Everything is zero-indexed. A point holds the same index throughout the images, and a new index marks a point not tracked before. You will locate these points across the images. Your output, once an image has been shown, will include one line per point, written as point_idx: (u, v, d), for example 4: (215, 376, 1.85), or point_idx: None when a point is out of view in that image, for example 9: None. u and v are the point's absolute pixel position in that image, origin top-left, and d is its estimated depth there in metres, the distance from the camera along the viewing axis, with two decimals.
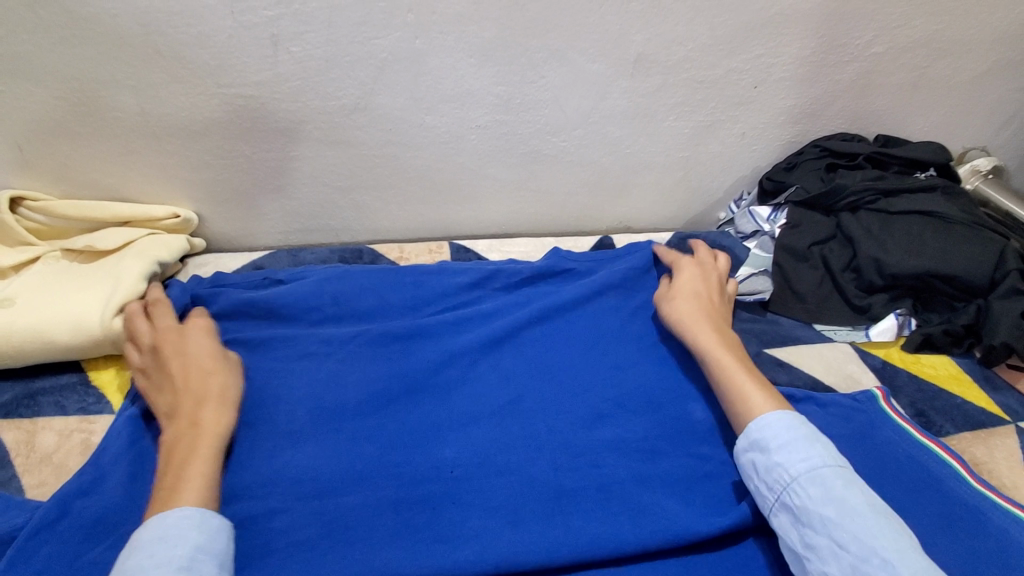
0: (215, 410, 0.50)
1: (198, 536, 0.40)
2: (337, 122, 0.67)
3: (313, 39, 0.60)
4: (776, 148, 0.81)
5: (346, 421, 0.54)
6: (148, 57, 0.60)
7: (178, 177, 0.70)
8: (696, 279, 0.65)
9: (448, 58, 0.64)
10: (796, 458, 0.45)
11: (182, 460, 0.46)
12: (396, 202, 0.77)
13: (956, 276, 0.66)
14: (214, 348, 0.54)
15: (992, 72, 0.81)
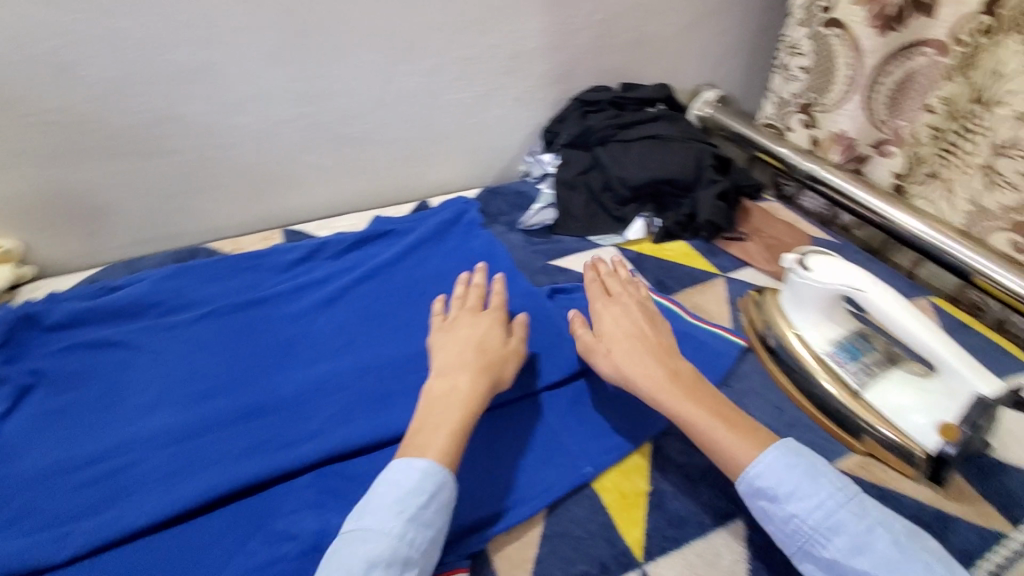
0: (472, 378, 0.57)
1: (445, 511, 0.50)
2: (146, 134, 0.75)
3: (102, 61, 0.68)
4: (549, 105, 0.97)
5: (191, 383, 0.63)
6: None
7: None
8: (620, 319, 0.65)
9: (235, 64, 0.74)
10: (812, 503, 0.48)
11: (440, 417, 0.54)
12: (221, 204, 0.84)
13: (675, 179, 0.87)
14: (501, 335, 0.63)
15: (700, 22, 1.01)
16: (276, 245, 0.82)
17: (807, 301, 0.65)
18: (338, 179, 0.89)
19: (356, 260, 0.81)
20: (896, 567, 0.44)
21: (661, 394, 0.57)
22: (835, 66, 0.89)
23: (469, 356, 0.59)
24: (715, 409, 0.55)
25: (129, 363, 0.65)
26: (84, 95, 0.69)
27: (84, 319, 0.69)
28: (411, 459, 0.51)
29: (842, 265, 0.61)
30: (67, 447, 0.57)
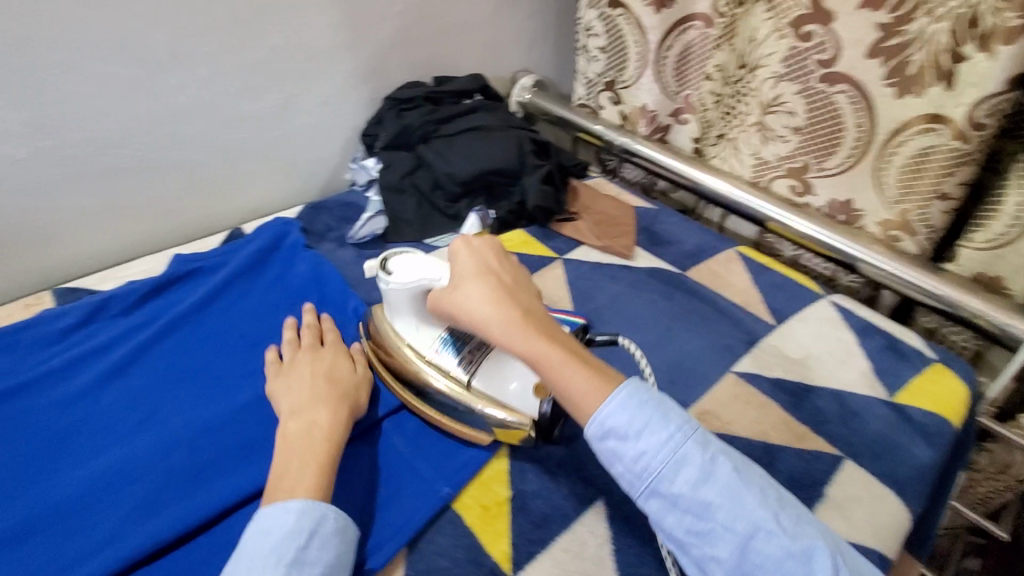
0: (328, 410, 0.53)
1: (332, 546, 0.44)
2: (71, 161, 0.72)
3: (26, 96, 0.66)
4: (505, 136, 0.89)
5: (52, 437, 0.56)
6: None
7: None
8: (486, 255, 0.56)
9: (175, 80, 0.75)
10: (640, 437, 0.45)
11: (303, 459, 0.48)
12: (150, 218, 0.81)
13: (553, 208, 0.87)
14: (339, 370, 0.58)
15: (682, 56, 0.89)
16: (195, 266, 0.76)
17: (406, 307, 0.58)
18: (276, 178, 0.91)
19: (271, 294, 0.74)
20: (739, 493, 0.43)
21: (525, 327, 0.51)
22: (840, 129, 0.76)
23: (316, 393, 0.54)
24: (576, 361, 0.49)
25: None
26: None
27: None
28: (289, 498, 0.45)
29: (421, 263, 0.57)
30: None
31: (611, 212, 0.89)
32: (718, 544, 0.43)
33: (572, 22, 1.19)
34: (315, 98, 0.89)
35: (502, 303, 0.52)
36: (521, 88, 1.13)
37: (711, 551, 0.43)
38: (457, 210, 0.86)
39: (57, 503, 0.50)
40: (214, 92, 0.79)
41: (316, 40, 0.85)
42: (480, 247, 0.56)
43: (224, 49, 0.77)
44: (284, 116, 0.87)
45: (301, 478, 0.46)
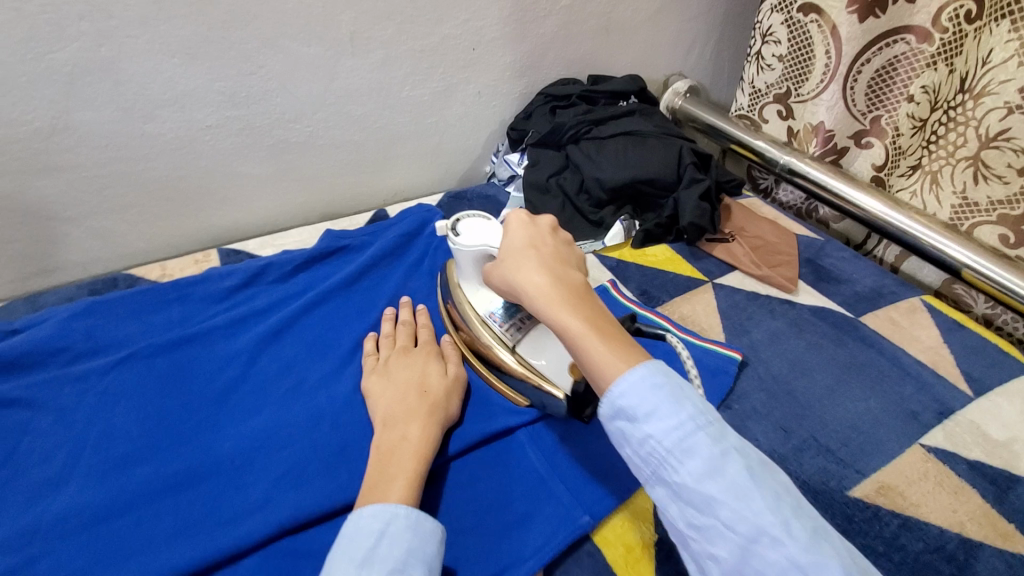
0: (421, 425, 0.51)
1: (420, 537, 0.42)
2: (253, 132, 0.76)
3: (226, 69, 0.69)
4: (662, 144, 0.83)
5: (214, 394, 0.59)
6: (36, 91, 0.61)
7: (52, 207, 0.69)
8: (528, 232, 0.52)
9: (354, 61, 0.77)
10: (667, 421, 0.40)
11: (393, 471, 0.47)
12: (308, 191, 0.85)
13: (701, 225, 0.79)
14: (432, 372, 0.57)
15: (881, 73, 0.80)
16: (344, 244, 0.78)
17: (470, 270, 0.61)
18: (422, 164, 0.92)
19: (411, 280, 0.74)
20: (747, 496, 0.37)
21: (551, 291, 0.47)
22: None
23: (412, 402, 0.53)
24: (601, 332, 0.45)
25: (116, 394, 0.58)
26: (199, 86, 0.69)
27: (136, 308, 0.67)
28: (386, 501, 0.43)
29: (487, 227, 0.59)
30: (76, 441, 0.54)
31: (770, 238, 0.82)
32: (717, 542, 0.37)
33: (736, 26, 1.11)
34: (471, 87, 0.89)
35: (540, 266, 0.49)
36: (674, 92, 1.06)
37: (710, 547, 0.37)
38: (601, 217, 0.83)
39: (212, 459, 0.52)
40: (384, 76, 0.80)
41: (482, 30, 0.84)
42: (525, 217, 0.54)
43: (398, 33, 0.78)
44: (440, 104, 0.87)
45: (391, 488, 0.45)
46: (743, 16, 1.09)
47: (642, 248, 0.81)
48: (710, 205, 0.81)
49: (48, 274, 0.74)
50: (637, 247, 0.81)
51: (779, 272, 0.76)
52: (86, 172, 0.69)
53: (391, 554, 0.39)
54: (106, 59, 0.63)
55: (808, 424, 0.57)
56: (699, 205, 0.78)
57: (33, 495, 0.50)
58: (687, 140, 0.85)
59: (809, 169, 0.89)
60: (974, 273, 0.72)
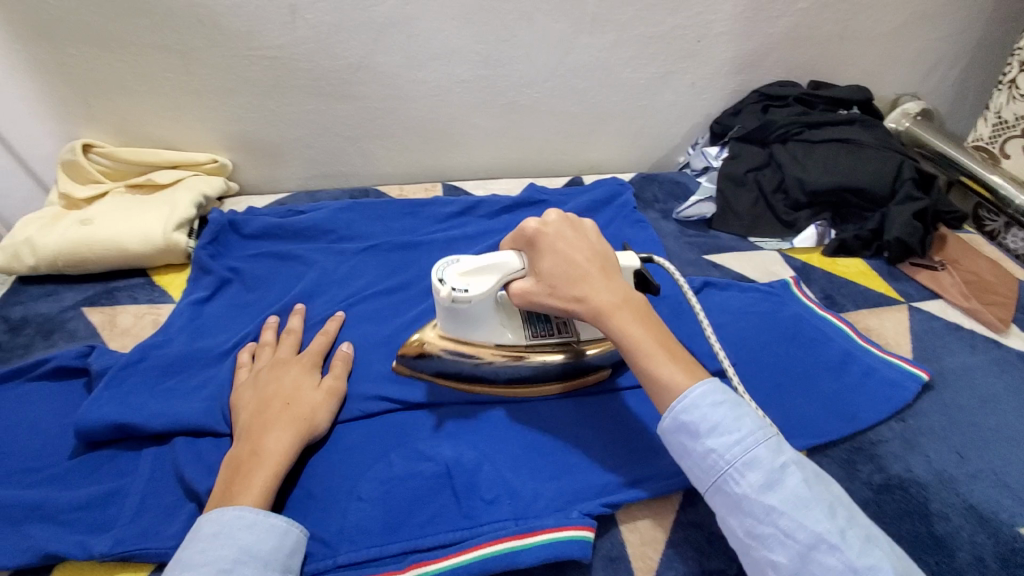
0: (279, 435, 0.49)
1: (265, 530, 0.43)
2: (492, 92, 0.89)
3: (488, 35, 0.83)
4: (879, 157, 0.81)
5: (426, 286, 0.73)
6: (354, 38, 0.80)
7: (336, 127, 0.89)
8: (563, 240, 0.52)
9: (590, 40, 0.86)
10: (728, 433, 0.44)
11: (240, 483, 0.45)
12: (520, 150, 0.96)
13: (908, 244, 0.76)
14: (304, 381, 0.55)
15: None
16: (544, 198, 0.88)
17: (486, 317, 0.54)
18: (621, 142, 0.99)
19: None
20: (807, 504, 0.41)
21: (615, 309, 0.49)
22: None
23: (275, 411, 0.51)
24: (660, 342, 0.48)
25: (362, 271, 0.74)
26: (466, 46, 0.84)
27: (380, 213, 0.84)
28: (232, 507, 0.43)
29: (482, 262, 0.52)
30: (332, 294, 0.71)
31: (986, 276, 0.76)
32: (776, 547, 0.40)
33: (991, 52, 1.01)
34: (686, 78, 0.93)
35: (597, 285, 0.50)
36: (902, 113, 0.99)
37: (769, 554, 0.40)
38: (794, 219, 0.83)
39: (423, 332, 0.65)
40: (611, 56, 0.88)
41: (711, 24, 0.88)
42: (559, 225, 0.52)
43: (635, 18, 0.85)
44: (654, 89, 0.93)
45: (245, 494, 0.44)
46: (1001, 44, 1.00)
47: (833, 258, 0.80)
48: (922, 226, 0.78)
49: (321, 178, 0.94)
50: (827, 257, 0.80)
51: (991, 312, 0.71)
52: (369, 104, 0.87)
53: (221, 553, 0.40)
54: (408, 16, 0.80)
55: (990, 458, 0.56)
56: (910, 224, 0.76)
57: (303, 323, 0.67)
58: (908, 157, 0.81)
59: None
60: None
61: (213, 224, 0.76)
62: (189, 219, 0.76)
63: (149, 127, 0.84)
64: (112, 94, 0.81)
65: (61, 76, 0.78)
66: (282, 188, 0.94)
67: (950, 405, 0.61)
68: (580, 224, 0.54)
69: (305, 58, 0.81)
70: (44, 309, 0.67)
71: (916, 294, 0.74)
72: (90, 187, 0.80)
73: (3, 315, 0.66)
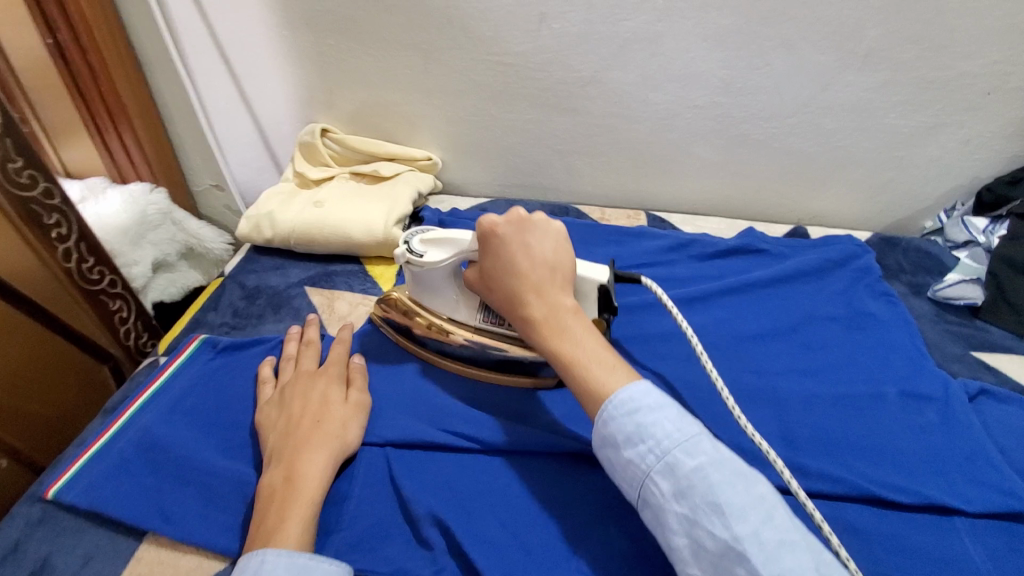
0: (313, 461, 0.48)
1: (295, 566, 0.40)
2: (720, 123, 0.81)
3: (737, 61, 0.75)
4: None
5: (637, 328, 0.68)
6: (590, 52, 0.77)
7: (548, 140, 0.86)
8: (505, 245, 0.51)
9: (853, 79, 0.75)
10: (643, 442, 0.41)
11: (280, 512, 0.44)
12: (736, 188, 0.87)
13: None
14: (334, 395, 0.55)
15: None
16: (764, 247, 0.78)
17: (444, 289, 0.58)
18: (855, 195, 0.86)
19: (829, 303, 0.70)
20: (720, 506, 0.38)
21: (548, 318, 0.48)
22: None
23: (305, 432, 0.50)
24: (593, 353, 0.46)
25: None
26: (709, 70, 0.77)
27: (585, 238, 0.80)
28: (270, 547, 0.42)
29: (444, 236, 0.56)
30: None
31: None
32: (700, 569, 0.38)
33: None
34: (965, 132, 0.78)
35: (523, 294, 0.49)
36: None
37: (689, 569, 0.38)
38: None
39: None
40: (874, 98, 0.76)
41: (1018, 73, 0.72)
42: (510, 229, 0.51)
43: (919, 58, 0.72)
44: (918, 140, 0.79)
45: (284, 533, 0.43)
46: None
47: None
48: None
49: (522, 188, 0.93)
50: None
51: None
52: (589, 119, 0.83)
53: None
54: (656, 34, 0.74)
55: None
56: None
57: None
58: None
59: None
60: None
61: (428, 225, 0.77)
62: (405, 217, 0.77)
63: (377, 119, 0.87)
64: (353, 85, 0.84)
65: (314, 61, 0.83)
66: (481, 192, 0.94)
67: None
68: (531, 227, 0.52)
69: (539, 67, 0.79)
70: (274, 282, 0.72)
71: None
72: (320, 169, 0.85)
73: (241, 281, 0.72)
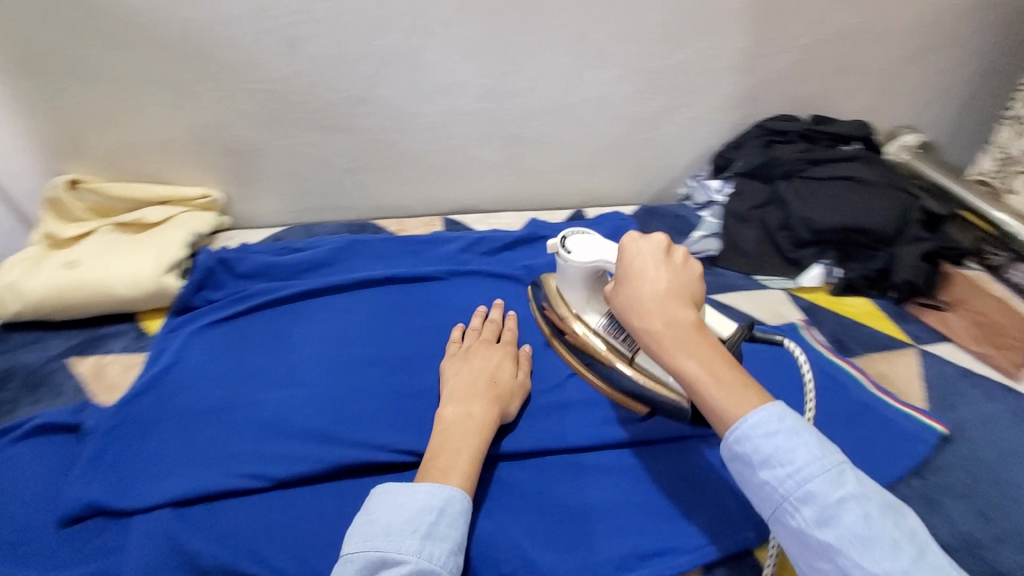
0: (483, 407, 0.56)
1: (460, 525, 0.47)
2: (492, 127, 0.88)
3: (492, 70, 0.82)
4: (882, 195, 0.79)
5: (435, 331, 0.70)
6: (352, 73, 0.79)
7: (334, 162, 0.87)
8: (631, 255, 0.51)
9: (593, 75, 0.85)
10: (782, 466, 0.41)
11: (456, 446, 0.52)
12: (521, 181, 0.95)
13: (908, 282, 0.74)
14: (496, 366, 0.61)
15: None
16: (546, 233, 0.86)
17: (575, 285, 0.62)
18: (623, 175, 0.98)
19: None
20: (870, 542, 0.38)
21: (667, 334, 0.46)
22: None
23: (479, 385, 0.58)
24: (711, 368, 0.45)
25: (359, 310, 0.72)
26: (469, 79, 0.82)
27: (381, 253, 0.82)
28: (439, 484, 0.48)
29: (600, 243, 0.59)
30: (343, 344, 0.68)
31: (997, 316, 0.73)
32: None
33: (1007, 89, 0.99)
34: (690, 111, 0.92)
35: (652, 304, 0.48)
36: (903, 145, 0.98)
37: None
38: (799, 257, 0.81)
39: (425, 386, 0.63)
40: (615, 89, 0.87)
41: (715, 58, 0.87)
42: (649, 245, 0.51)
43: (638, 53, 0.84)
44: (656, 122, 0.92)
45: (452, 471, 0.49)
46: (1010, 82, 0.98)
47: (840, 297, 0.78)
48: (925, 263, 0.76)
49: (318, 211, 0.92)
50: (833, 296, 0.79)
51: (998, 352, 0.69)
52: (368, 135, 0.85)
53: (429, 519, 0.45)
54: (412, 50, 0.78)
55: (1018, 515, 0.52)
56: (910, 264, 0.75)
57: (303, 374, 0.64)
58: (915, 197, 0.79)
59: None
60: None
61: (201, 269, 0.73)
62: (180, 263, 0.74)
63: (141, 163, 0.82)
64: (102, 130, 0.78)
65: (48, 109, 0.76)
66: (279, 221, 0.92)
67: (968, 449, 0.58)
68: (674, 249, 0.52)
69: (303, 91, 0.79)
70: (29, 360, 0.66)
71: (921, 335, 0.72)
72: (79, 225, 0.78)
73: None
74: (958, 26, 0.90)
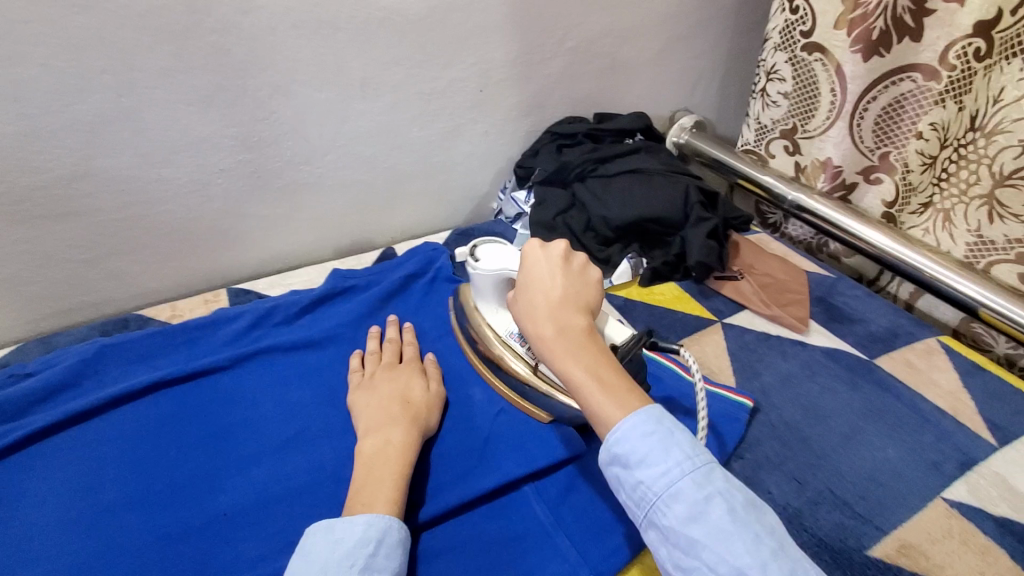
0: (403, 432, 0.56)
1: (398, 554, 0.45)
2: (262, 178, 0.77)
3: (241, 116, 0.71)
4: (665, 183, 0.82)
5: (217, 441, 0.59)
6: (56, 148, 0.64)
7: (64, 253, 0.71)
8: (534, 263, 0.52)
9: (363, 106, 0.78)
10: (652, 462, 0.41)
11: (379, 480, 0.50)
12: (316, 229, 0.86)
13: (700, 261, 0.77)
14: (404, 389, 0.61)
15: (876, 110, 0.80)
16: (351, 282, 0.78)
17: (487, 293, 0.63)
18: (428, 202, 0.93)
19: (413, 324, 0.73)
20: (730, 537, 0.37)
21: (553, 338, 0.47)
22: None
23: (395, 410, 0.58)
24: (598, 373, 0.45)
25: (117, 441, 0.58)
26: (215, 131, 0.71)
27: (146, 353, 0.68)
28: (370, 513, 0.47)
29: (505, 251, 0.61)
30: (90, 490, 0.55)
31: (779, 274, 0.80)
32: None
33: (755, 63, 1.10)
34: (479, 126, 0.89)
35: (545, 311, 0.48)
36: (680, 128, 1.05)
37: None
38: (608, 255, 0.82)
39: (208, 521, 0.53)
40: (393, 116, 0.81)
41: (489, 72, 0.85)
42: (548, 251, 0.52)
43: (406, 77, 0.79)
44: (447, 143, 0.88)
45: (379, 502, 0.48)
46: (755, 56, 1.09)
47: (650, 287, 0.80)
48: (712, 240, 0.79)
49: (65, 313, 0.76)
50: (644, 286, 0.80)
51: (786, 309, 0.74)
52: (102, 215, 0.70)
53: (365, 551, 0.43)
54: (129, 110, 0.65)
55: (820, 474, 0.56)
56: (700, 244, 0.78)
57: (32, 550, 0.50)
58: (694, 179, 0.84)
59: (809, 201, 0.88)
60: (961, 303, 0.73)
61: None
62: None
63: None
64: None
65: None
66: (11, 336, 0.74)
67: (772, 418, 0.61)
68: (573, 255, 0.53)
69: None
70: None
71: (724, 310, 0.76)
72: None
73: None
74: (701, 14, 0.98)
